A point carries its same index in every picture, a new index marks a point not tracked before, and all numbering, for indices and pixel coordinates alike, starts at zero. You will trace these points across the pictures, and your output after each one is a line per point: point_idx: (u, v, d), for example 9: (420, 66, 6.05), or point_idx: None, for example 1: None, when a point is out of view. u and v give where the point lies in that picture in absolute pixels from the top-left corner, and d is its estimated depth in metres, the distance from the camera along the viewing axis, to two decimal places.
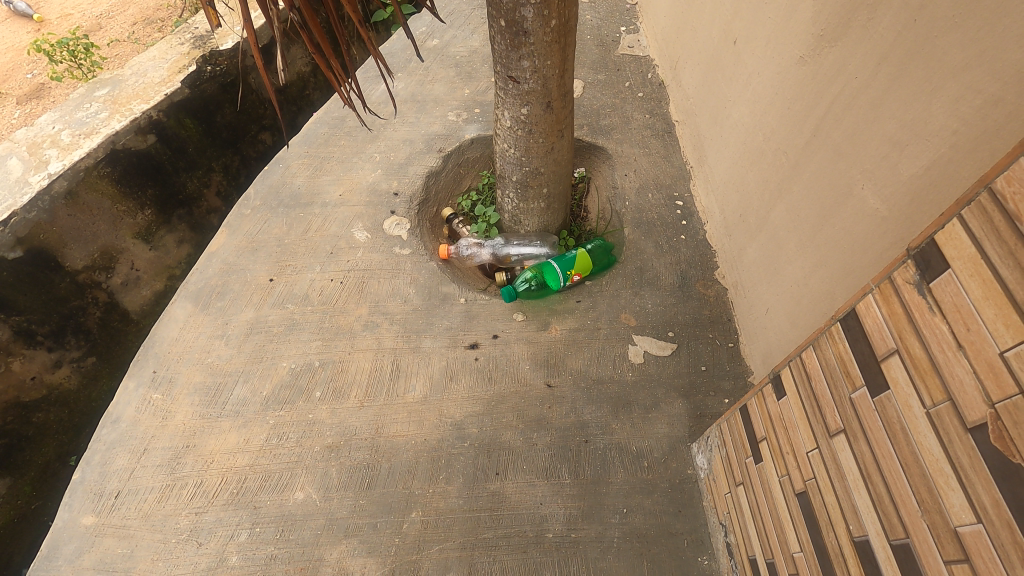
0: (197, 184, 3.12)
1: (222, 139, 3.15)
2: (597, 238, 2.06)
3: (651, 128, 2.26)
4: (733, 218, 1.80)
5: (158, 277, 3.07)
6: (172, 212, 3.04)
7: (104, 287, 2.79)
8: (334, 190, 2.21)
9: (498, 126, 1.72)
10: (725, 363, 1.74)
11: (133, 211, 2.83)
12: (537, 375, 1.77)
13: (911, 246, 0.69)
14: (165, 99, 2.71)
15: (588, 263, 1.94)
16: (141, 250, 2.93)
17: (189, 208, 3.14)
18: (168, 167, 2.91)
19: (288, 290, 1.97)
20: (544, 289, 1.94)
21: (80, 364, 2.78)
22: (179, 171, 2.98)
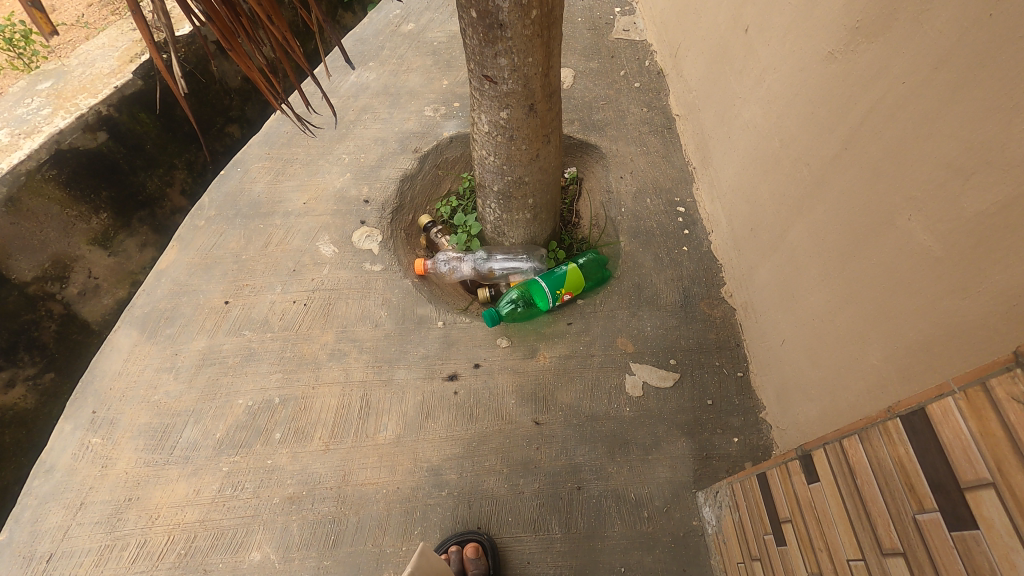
0: (158, 183, 2.88)
1: (184, 134, 2.90)
2: (591, 250, 1.84)
3: (649, 123, 2.04)
4: (742, 231, 1.59)
5: (120, 284, 2.84)
6: (131, 215, 2.80)
7: (58, 299, 2.56)
8: (298, 197, 1.98)
9: (475, 130, 1.50)
10: (734, 396, 1.54)
11: (87, 216, 2.59)
12: (523, 412, 1.58)
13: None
14: (115, 93, 2.46)
15: (581, 281, 1.72)
16: (98, 257, 2.70)
17: (151, 209, 2.91)
18: (123, 166, 2.67)
19: (245, 314, 1.76)
20: (532, 310, 1.74)
21: (36, 381, 2.56)
22: (137, 171, 2.74)
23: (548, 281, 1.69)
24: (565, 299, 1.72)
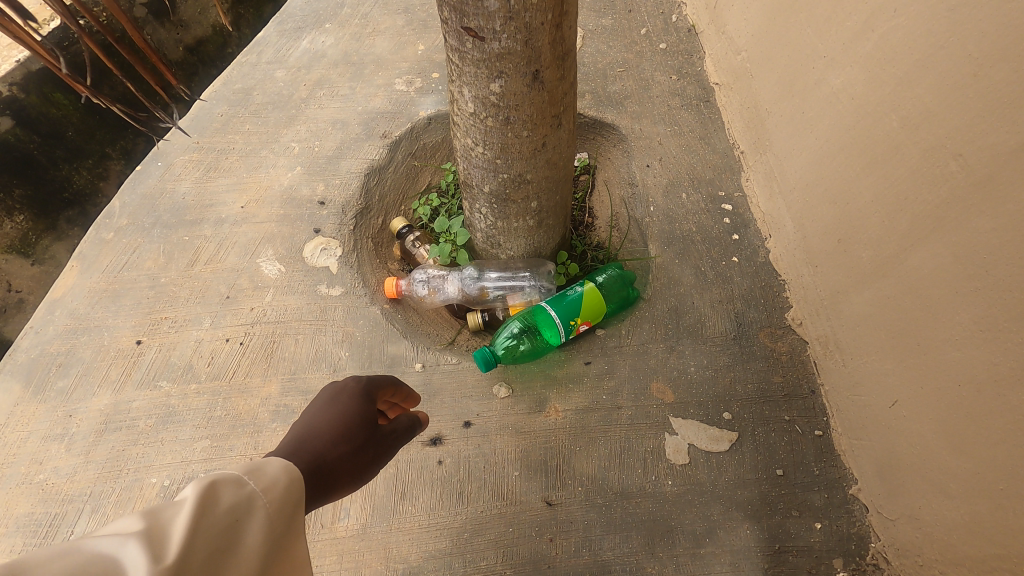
0: (88, 177, 2.43)
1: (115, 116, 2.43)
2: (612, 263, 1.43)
3: (681, 95, 1.60)
4: (820, 241, 1.18)
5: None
6: (56, 216, 2.41)
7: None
8: (234, 199, 1.55)
9: (455, 110, 1.07)
10: (811, 463, 1.15)
11: None
12: (530, 488, 1.19)
13: None
14: (18, 68, 1.96)
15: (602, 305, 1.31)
16: (19, 267, 2.41)
17: (81, 208, 2.47)
18: (38, 158, 2.22)
19: (163, 359, 1.34)
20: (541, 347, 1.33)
21: None
22: (57, 164, 2.29)
23: (558, 309, 1.28)
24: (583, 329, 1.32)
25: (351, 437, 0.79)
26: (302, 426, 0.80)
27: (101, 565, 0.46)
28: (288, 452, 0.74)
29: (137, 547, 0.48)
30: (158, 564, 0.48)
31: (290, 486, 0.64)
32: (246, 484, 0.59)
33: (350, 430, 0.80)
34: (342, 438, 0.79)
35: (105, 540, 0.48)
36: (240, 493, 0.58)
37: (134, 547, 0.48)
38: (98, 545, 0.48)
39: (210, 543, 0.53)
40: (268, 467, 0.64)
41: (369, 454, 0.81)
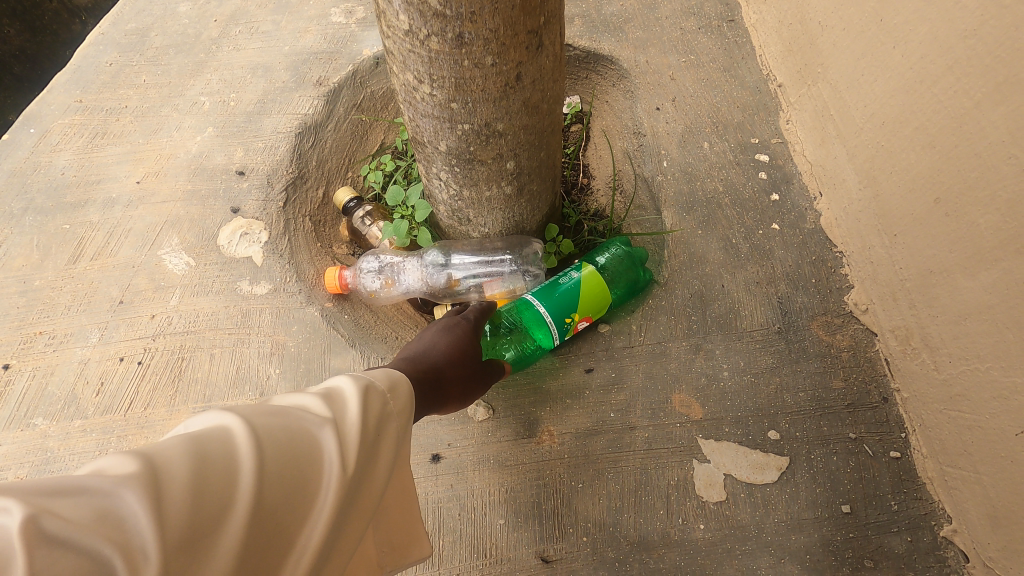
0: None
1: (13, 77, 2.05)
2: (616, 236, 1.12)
3: (696, 14, 1.25)
4: (906, 201, 0.87)
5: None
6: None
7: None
8: (128, 172, 1.20)
9: (386, 30, 0.72)
10: (887, 497, 0.88)
11: None
12: (520, 541, 0.91)
13: None
14: None
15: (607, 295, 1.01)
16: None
17: None
18: None
19: (38, 388, 1.03)
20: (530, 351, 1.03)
21: None
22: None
23: (549, 305, 0.97)
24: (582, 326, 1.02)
25: (465, 362, 0.81)
26: (422, 345, 0.80)
27: (304, 435, 0.48)
28: (416, 363, 0.76)
29: (330, 436, 0.49)
30: (342, 461, 0.49)
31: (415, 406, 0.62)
32: (391, 401, 0.58)
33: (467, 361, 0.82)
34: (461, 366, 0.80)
35: (303, 418, 0.49)
36: (386, 404, 0.57)
37: (329, 436, 0.49)
38: (301, 419, 0.49)
39: (372, 448, 0.53)
40: (406, 380, 0.62)
41: (479, 383, 0.83)
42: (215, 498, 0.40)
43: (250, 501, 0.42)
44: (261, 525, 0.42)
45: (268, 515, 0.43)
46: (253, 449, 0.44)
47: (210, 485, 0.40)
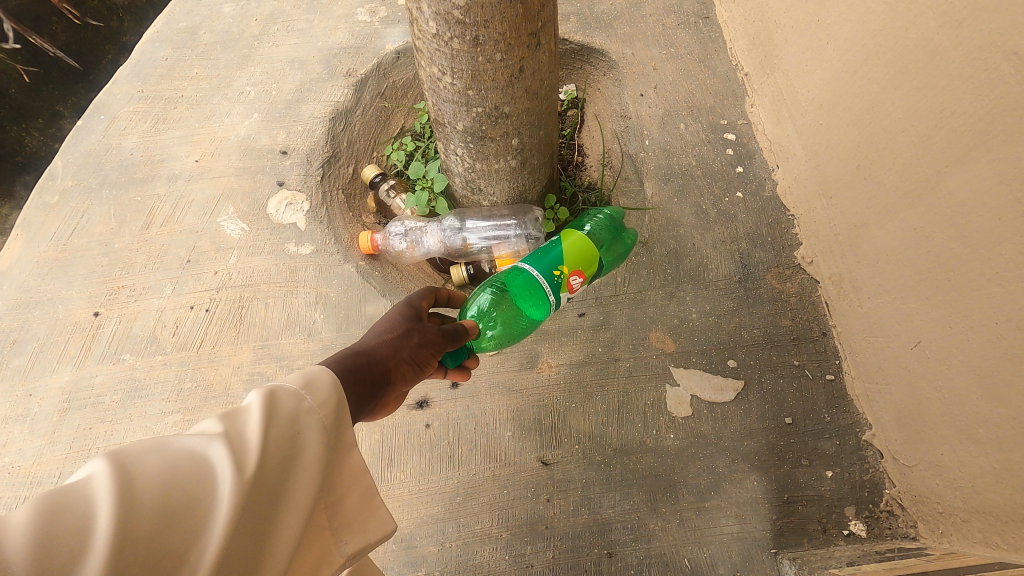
0: (39, 139, 2.27)
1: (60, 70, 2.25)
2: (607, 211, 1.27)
3: (676, 11, 1.43)
4: (838, 169, 1.06)
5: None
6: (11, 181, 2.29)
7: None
8: (187, 152, 1.40)
9: (418, 33, 0.92)
10: (821, 410, 1.08)
11: None
12: (525, 448, 1.12)
13: None
14: None
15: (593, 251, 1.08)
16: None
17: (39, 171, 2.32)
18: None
19: (124, 330, 1.25)
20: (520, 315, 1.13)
21: None
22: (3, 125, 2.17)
23: (537, 263, 1.04)
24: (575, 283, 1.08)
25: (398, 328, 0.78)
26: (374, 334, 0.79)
27: (190, 459, 0.46)
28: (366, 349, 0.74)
29: (218, 451, 0.47)
30: (233, 470, 0.47)
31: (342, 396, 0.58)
32: (306, 397, 0.55)
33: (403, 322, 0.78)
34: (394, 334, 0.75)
35: (189, 440, 0.47)
36: (298, 406, 0.54)
37: (220, 452, 0.47)
38: (187, 443, 0.47)
39: (279, 451, 0.50)
40: (328, 373, 0.59)
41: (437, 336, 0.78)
42: (60, 549, 0.37)
43: (115, 535, 0.39)
44: (134, 555, 0.39)
45: (144, 548, 0.40)
46: (124, 481, 0.42)
47: (65, 524, 0.38)
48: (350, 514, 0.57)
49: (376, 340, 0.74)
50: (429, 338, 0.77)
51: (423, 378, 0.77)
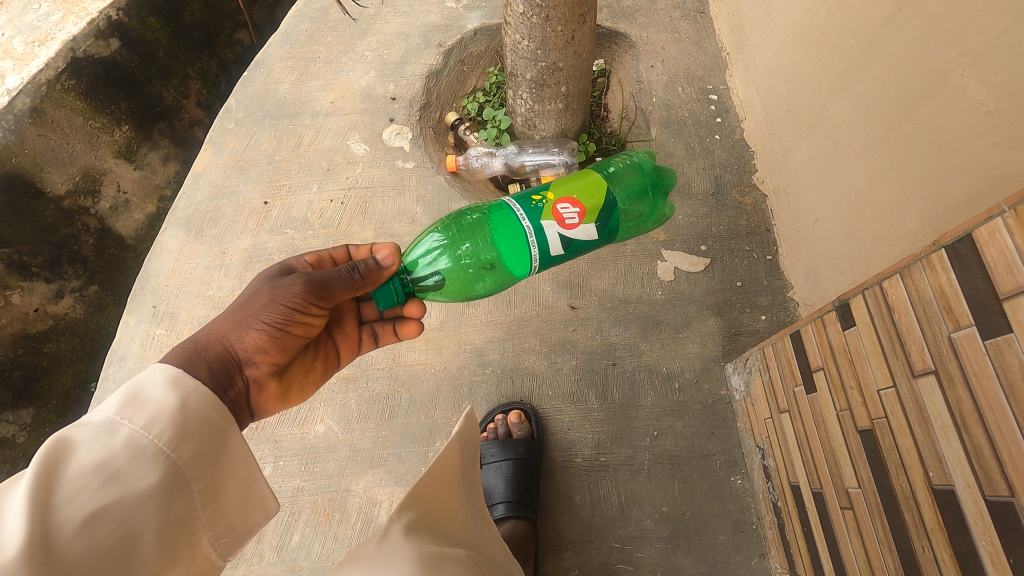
0: (174, 95, 2.49)
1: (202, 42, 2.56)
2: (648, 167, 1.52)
3: (681, 7, 1.95)
4: (778, 113, 1.57)
5: (148, 199, 2.51)
6: (151, 128, 2.45)
7: (93, 212, 2.35)
8: (324, 96, 1.97)
9: (510, 12, 1.47)
10: (762, 278, 1.60)
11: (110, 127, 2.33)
12: (560, 297, 1.65)
13: (1009, 202, 0.62)
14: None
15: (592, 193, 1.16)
16: (124, 171, 2.41)
17: (170, 122, 2.52)
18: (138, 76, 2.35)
19: (285, 214, 1.82)
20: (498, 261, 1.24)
21: (83, 293, 2.37)
22: (152, 82, 2.39)
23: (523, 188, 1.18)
24: (563, 217, 1.13)
25: (254, 301, 1.01)
26: (236, 304, 1.03)
27: None
28: (221, 323, 1.00)
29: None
30: (24, 538, 0.66)
31: (198, 402, 0.86)
32: (91, 458, 0.75)
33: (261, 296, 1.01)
34: (250, 308, 1.00)
35: None
36: (103, 457, 0.75)
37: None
38: None
39: (103, 491, 0.73)
40: (148, 409, 0.82)
41: (293, 304, 1.00)
42: None
43: None
44: None
45: None
46: None
47: None
48: (236, 489, 0.89)
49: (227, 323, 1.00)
50: (297, 297, 1.00)
51: (278, 341, 1.02)
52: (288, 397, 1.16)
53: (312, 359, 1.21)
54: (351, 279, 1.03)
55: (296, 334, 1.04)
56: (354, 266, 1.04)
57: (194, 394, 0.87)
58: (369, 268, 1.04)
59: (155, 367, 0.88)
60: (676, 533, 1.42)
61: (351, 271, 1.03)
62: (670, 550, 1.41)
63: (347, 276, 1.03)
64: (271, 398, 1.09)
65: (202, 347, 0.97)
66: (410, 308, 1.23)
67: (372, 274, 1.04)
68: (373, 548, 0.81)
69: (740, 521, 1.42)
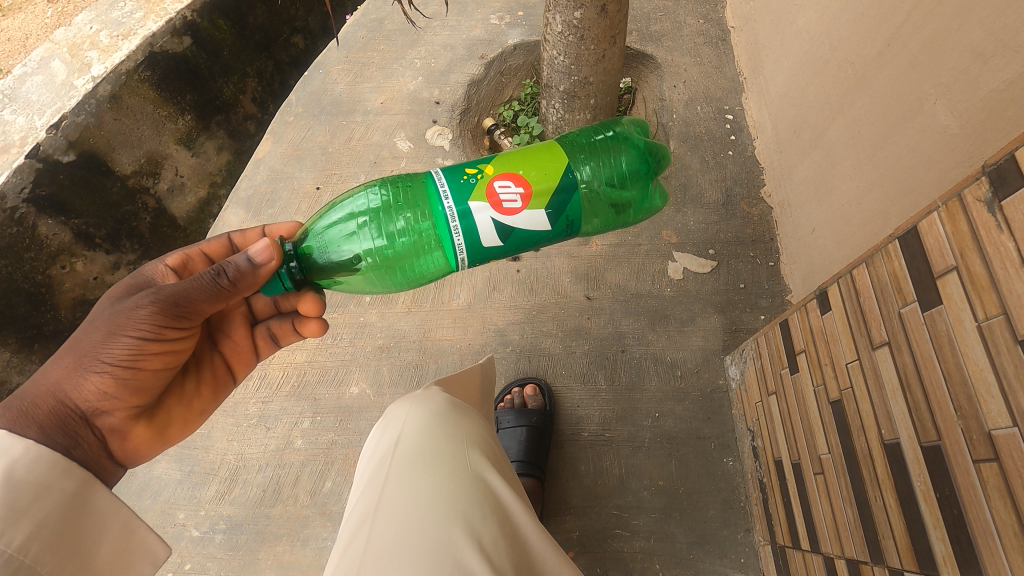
0: (233, 90, 2.70)
1: (257, 44, 2.73)
2: (638, 140, 1.48)
3: (704, 35, 2.14)
4: (786, 133, 1.73)
5: (201, 184, 2.70)
6: (210, 120, 2.65)
7: (152, 193, 2.51)
8: (375, 97, 2.18)
9: (548, 31, 1.66)
10: (764, 281, 1.75)
11: (175, 116, 2.50)
12: (577, 288, 1.82)
13: (942, 199, 0.77)
14: None
15: (541, 176, 1.15)
16: (183, 157, 2.58)
17: (227, 115, 2.72)
18: (204, 71, 2.53)
19: (335, 199, 2.02)
20: (431, 241, 1.24)
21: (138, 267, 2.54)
22: (215, 77, 2.59)
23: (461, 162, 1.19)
24: (499, 198, 1.12)
25: (83, 344, 1.04)
26: (69, 346, 1.06)
27: None
28: (53, 372, 1.04)
29: None
30: None
31: (26, 473, 0.93)
32: None
33: (107, 327, 1.04)
34: (91, 346, 1.04)
35: None
36: None
37: None
38: None
39: None
40: None
41: (137, 332, 1.04)
42: None
43: None
44: None
45: None
46: None
47: None
48: (111, 545, 1.00)
49: (66, 370, 1.04)
50: (149, 319, 1.04)
51: (122, 382, 1.07)
52: (167, 433, 1.24)
53: (190, 391, 1.29)
54: (216, 286, 1.04)
55: (145, 369, 1.09)
56: (218, 272, 1.04)
57: (22, 462, 0.94)
58: (239, 272, 1.03)
59: None
60: (669, 505, 1.56)
61: (217, 279, 1.04)
62: (664, 520, 1.55)
63: (210, 284, 1.04)
64: (140, 436, 1.17)
65: (34, 402, 1.01)
66: (307, 305, 1.28)
67: (242, 277, 1.03)
68: (415, 393, 1.19)
69: (729, 498, 1.55)
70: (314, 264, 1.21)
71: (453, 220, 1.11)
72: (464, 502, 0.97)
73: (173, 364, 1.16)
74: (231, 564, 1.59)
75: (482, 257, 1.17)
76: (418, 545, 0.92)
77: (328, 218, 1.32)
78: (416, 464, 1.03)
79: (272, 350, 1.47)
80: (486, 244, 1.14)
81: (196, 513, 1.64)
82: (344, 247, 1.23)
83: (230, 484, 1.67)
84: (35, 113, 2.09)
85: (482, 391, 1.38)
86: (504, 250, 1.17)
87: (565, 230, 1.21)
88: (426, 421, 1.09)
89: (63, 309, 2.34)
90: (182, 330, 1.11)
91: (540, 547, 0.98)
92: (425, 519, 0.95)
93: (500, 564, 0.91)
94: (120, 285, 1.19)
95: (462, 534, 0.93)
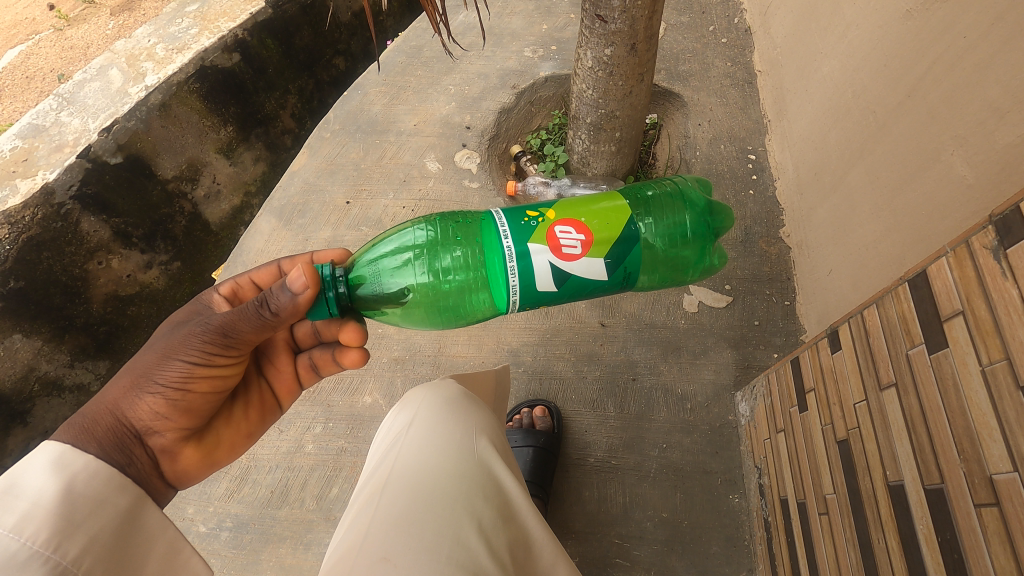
0: (275, 105, 2.83)
1: (301, 62, 2.86)
2: (697, 198, 1.52)
3: (731, 77, 2.19)
4: (807, 175, 1.76)
5: (235, 193, 2.82)
6: (251, 132, 2.78)
7: (189, 198, 2.62)
8: (409, 119, 2.27)
9: (579, 65, 1.73)
10: (779, 319, 1.77)
11: (218, 127, 2.62)
12: (592, 314, 1.85)
13: (950, 245, 0.79)
14: (251, 18, 2.52)
15: (602, 227, 1.19)
16: (221, 165, 2.70)
17: (267, 127, 2.85)
18: (248, 85, 2.66)
19: (362, 214, 2.09)
20: (480, 284, 1.28)
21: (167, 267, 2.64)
22: (259, 92, 2.72)
23: (522, 204, 1.23)
24: (560, 243, 1.16)
25: (140, 366, 1.10)
26: (127, 368, 1.12)
27: None
28: (111, 392, 1.10)
29: None
30: None
31: (84, 486, 0.98)
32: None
33: (162, 351, 1.11)
34: (147, 367, 1.10)
35: None
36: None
37: None
38: None
39: None
40: (36, 503, 0.91)
41: (191, 356, 1.10)
42: None
43: None
44: None
45: None
46: None
47: None
48: (156, 564, 1.03)
49: (124, 389, 1.10)
50: (200, 345, 1.10)
51: (173, 404, 1.12)
52: (215, 455, 1.27)
53: (238, 414, 1.33)
54: (260, 318, 1.08)
55: (195, 392, 1.14)
56: (261, 303, 1.07)
57: (81, 476, 0.99)
58: (281, 304, 1.06)
59: (42, 453, 0.98)
60: (672, 538, 1.55)
61: (260, 312, 1.07)
62: (665, 552, 1.54)
63: (255, 316, 1.08)
64: (189, 458, 1.20)
65: (94, 419, 1.06)
66: (348, 333, 1.29)
67: (283, 310, 1.06)
68: (433, 382, 1.24)
69: (732, 536, 1.54)
70: (363, 294, 1.26)
71: (511, 261, 1.15)
72: (468, 482, 1.01)
73: (220, 388, 1.20)
74: (234, 562, 1.61)
75: (540, 302, 1.22)
76: (425, 518, 0.96)
77: (376, 250, 1.37)
78: (428, 440, 1.07)
79: (314, 379, 1.49)
80: (542, 288, 1.18)
81: (204, 509, 1.67)
82: (395, 279, 1.28)
83: (240, 483, 1.70)
84: (90, 116, 2.22)
85: (495, 402, 1.41)
86: (558, 295, 1.21)
87: (621, 281, 1.25)
88: (441, 402, 1.14)
89: (95, 302, 2.43)
90: (232, 357, 1.16)
91: (533, 531, 1.02)
92: (430, 496, 0.98)
93: (496, 544, 0.95)
94: (179, 312, 1.27)
95: (464, 511, 0.97)
